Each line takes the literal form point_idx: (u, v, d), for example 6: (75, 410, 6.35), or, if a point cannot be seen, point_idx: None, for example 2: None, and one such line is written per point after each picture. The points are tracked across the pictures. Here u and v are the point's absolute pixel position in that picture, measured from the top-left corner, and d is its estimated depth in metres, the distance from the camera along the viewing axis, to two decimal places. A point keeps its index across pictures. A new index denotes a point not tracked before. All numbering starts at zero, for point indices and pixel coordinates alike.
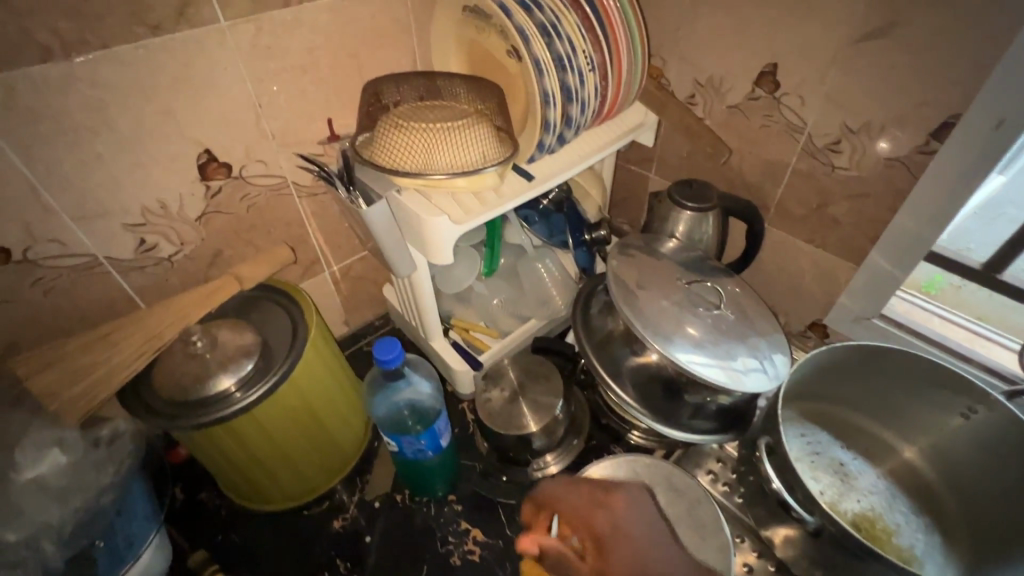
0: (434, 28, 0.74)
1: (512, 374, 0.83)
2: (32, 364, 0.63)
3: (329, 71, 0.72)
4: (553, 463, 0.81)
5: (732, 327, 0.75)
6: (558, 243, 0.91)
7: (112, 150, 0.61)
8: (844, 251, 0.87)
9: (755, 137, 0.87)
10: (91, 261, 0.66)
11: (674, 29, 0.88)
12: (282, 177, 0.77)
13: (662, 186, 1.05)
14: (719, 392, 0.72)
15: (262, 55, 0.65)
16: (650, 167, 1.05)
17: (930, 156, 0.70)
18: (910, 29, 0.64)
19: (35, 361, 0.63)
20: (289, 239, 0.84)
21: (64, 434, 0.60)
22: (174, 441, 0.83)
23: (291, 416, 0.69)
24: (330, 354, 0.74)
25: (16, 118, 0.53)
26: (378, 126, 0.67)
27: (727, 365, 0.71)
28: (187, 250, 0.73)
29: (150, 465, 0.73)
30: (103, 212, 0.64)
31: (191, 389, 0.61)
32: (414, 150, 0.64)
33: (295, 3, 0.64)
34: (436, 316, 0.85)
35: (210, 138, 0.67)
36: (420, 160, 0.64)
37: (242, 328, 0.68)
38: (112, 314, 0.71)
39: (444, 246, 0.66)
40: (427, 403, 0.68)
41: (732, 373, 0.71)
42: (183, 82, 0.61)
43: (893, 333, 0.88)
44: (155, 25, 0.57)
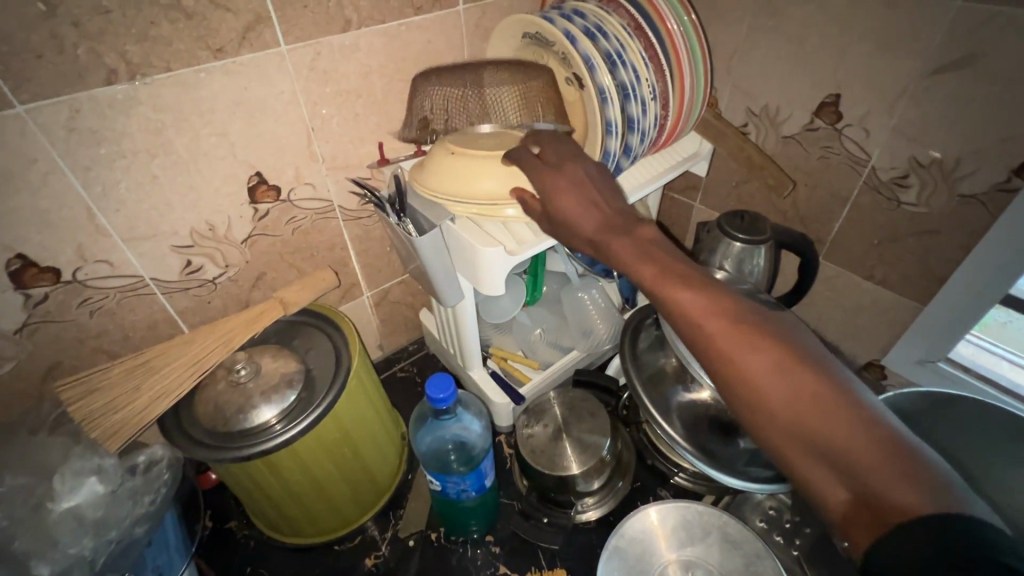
0: (489, 54, 0.73)
1: (555, 409, 0.80)
2: (76, 388, 0.61)
3: (382, 95, 0.71)
4: (593, 508, 0.78)
5: None
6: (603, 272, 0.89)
7: (167, 172, 0.60)
8: (908, 290, 0.81)
9: (813, 169, 0.83)
10: (138, 283, 0.65)
11: (729, 58, 0.86)
12: (328, 201, 0.76)
13: (709, 216, 1.02)
14: None
15: (318, 79, 0.65)
16: (697, 196, 1.02)
17: (1012, 195, 0.64)
18: (994, 61, 0.60)
19: (78, 385, 0.62)
20: (331, 262, 0.82)
21: (104, 461, 0.60)
22: (205, 466, 0.81)
23: (330, 449, 0.66)
24: (370, 384, 0.72)
25: (78, 139, 0.53)
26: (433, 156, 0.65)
27: None
28: (231, 272, 0.72)
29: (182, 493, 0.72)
30: (153, 233, 0.63)
31: (233, 420, 0.59)
32: (460, 180, 0.61)
33: (354, 28, 0.64)
34: (477, 344, 0.83)
35: (262, 161, 0.66)
36: (466, 189, 0.61)
37: (286, 355, 0.66)
38: (155, 336, 0.70)
39: (495, 277, 0.64)
40: (472, 441, 0.64)
41: None
42: (240, 105, 0.61)
43: (961, 380, 0.82)
44: (218, 49, 0.56)
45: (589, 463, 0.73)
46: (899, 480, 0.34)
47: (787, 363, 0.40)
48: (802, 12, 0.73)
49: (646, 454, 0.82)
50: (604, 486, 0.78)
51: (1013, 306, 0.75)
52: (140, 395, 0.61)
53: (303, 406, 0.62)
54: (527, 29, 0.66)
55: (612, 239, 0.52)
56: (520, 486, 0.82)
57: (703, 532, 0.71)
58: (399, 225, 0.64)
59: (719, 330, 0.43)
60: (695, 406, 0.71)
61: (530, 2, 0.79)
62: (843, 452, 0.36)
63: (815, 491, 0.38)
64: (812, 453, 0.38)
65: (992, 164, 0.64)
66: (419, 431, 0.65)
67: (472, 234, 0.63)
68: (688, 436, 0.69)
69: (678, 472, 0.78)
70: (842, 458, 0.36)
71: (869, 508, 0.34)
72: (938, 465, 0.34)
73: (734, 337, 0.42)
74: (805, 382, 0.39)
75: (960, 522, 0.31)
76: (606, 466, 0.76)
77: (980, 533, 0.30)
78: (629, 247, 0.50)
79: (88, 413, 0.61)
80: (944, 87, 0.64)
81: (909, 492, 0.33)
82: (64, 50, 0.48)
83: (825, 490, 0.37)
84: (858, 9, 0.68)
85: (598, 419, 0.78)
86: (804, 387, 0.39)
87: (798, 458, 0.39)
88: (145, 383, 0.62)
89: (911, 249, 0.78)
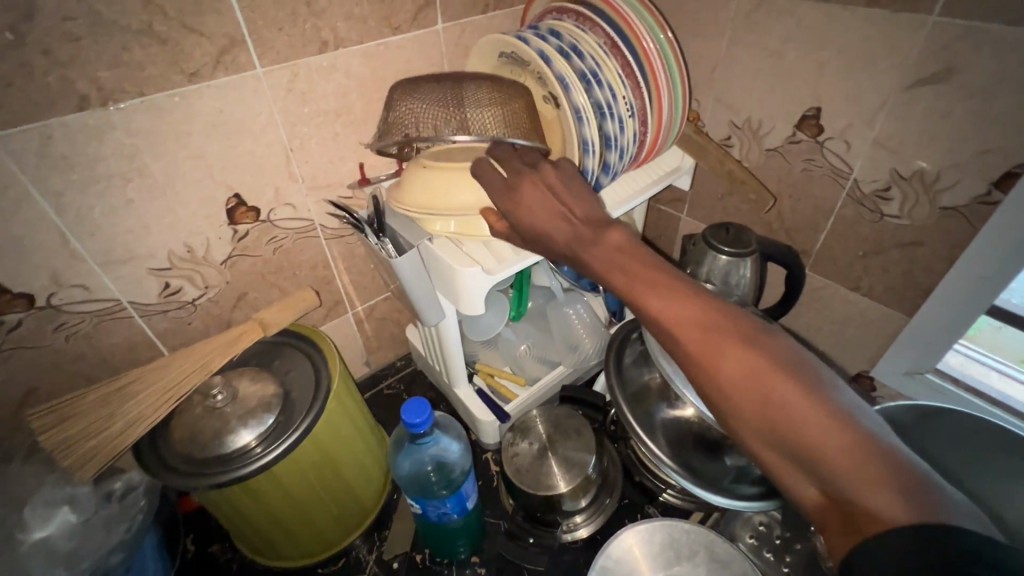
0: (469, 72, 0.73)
1: (540, 427, 0.79)
2: (50, 416, 0.60)
3: (361, 115, 0.71)
4: (582, 526, 0.77)
5: None
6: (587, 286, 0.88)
7: (143, 196, 0.60)
8: (893, 302, 0.81)
9: (796, 181, 0.83)
10: (115, 306, 0.64)
11: (710, 71, 0.86)
12: (309, 220, 0.75)
13: (695, 228, 1.02)
14: None
15: (295, 100, 0.65)
16: (683, 209, 1.02)
17: (992, 207, 0.64)
18: (970, 75, 0.60)
19: (52, 413, 0.60)
20: (314, 281, 0.82)
21: (75, 491, 0.60)
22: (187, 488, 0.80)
23: (311, 472, 0.65)
24: (353, 405, 0.71)
25: (50, 166, 0.53)
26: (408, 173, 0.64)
27: None
28: (211, 293, 0.72)
29: (161, 517, 0.72)
30: (130, 256, 0.62)
31: (210, 446, 0.59)
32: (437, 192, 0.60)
33: (330, 49, 0.64)
34: (462, 361, 0.82)
35: (240, 182, 0.66)
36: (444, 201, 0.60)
37: (265, 378, 0.65)
38: (134, 359, 0.70)
39: (475, 296, 0.63)
40: (455, 462, 0.64)
41: None
42: (216, 127, 0.61)
43: (949, 391, 0.81)
44: (192, 72, 0.56)
45: (575, 482, 0.72)
46: (871, 488, 0.33)
47: (759, 369, 0.39)
48: (781, 27, 0.73)
49: (633, 470, 0.81)
50: (591, 504, 0.77)
51: (998, 317, 0.74)
52: (116, 420, 0.61)
53: (285, 429, 0.61)
54: (503, 49, 0.66)
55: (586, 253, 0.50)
56: (506, 505, 0.81)
57: (690, 551, 0.70)
58: (377, 246, 0.63)
59: (691, 338, 0.42)
60: (678, 423, 0.71)
61: (509, 20, 0.79)
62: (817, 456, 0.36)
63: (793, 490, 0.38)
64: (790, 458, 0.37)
65: (972, 176, 0.64)
66: (397, 455, 0.64)
67: (452, 255, 0.63)
68: (672, 453, 0.69)
69: (665, 488, 0.77)
70: (819, 464, 0.36)
71: (845, 510, 0.35)
72: (914, 463, 0.34)
73: (706, 345, 0.41)
74: (778, 389, 0.38)
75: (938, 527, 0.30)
76: (592, 484, 0.76)
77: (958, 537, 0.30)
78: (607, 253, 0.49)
79: (62, 439, 0.60)
80: (922, 101, 0.64)
81: (882, 495, 0.33)
82: (34, 78, 0.48)
83: (801, 489, 0.38)
84: (835, 24, 0.68)
85: (584, 437, 0.77)
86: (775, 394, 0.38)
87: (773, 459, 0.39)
88: (121, 408, 0.61)
89: (894, 261, 0.78)
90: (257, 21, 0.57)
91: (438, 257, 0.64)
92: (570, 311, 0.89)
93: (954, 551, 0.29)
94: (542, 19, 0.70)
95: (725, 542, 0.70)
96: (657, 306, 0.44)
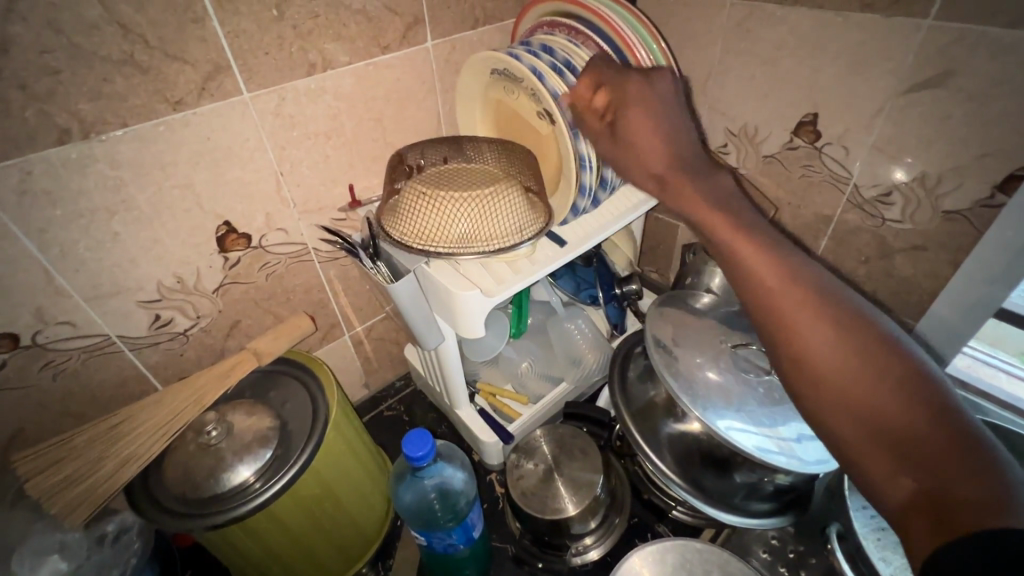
0: (461, 84, 0.72)
1: (546, 448, 0.77)
2: (35, 460, 0.58)
3: (353, 136, 0.70)
4: (592, 547, 0.75)
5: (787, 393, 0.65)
6: (586, 299, 0.87)
7: (130, 228, 0.58)
8: (898, 307, 0.80)
9: (795, 188, 0.82)
10: (104, 341, 0.62)
11: (704, 79, 0.85)
12: (303, 244, 0.74)
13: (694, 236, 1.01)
14: (776, 471, 0.62)
15: (284, 124, 0.63)
16: None
17: (996, 210, 0.63)
18: (968, 79, 0.59)
19: (38, 457, 0.58)
20: (309, 305, 0.80)
21: (65, 537, 0.60)
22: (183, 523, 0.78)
23: (311, 505, 0.63)
24: (352, 433, 0.70)
25: (31, 202, 0.51)
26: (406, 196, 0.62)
27: (777, 435, 0.62)
28: (203, 323, 0.70)
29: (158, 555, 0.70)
30: (118, 290, 0.60)
31: (204, 485, 0.57)
32: (435, 222, 0.60)
33: (319, 71, 0.63)
34: (463, 383, 0.80)
35: (229, 210, 0.64)
36: (441, 231, 0.60)
37: (260, 411, 0.63)
38: (125, 394, 0.68)
39: (474, 319, 0.62)
40: (458, 490, 0.62)
41: (786, 444, 0.61)
42: (203, 155, 0.59)
43: (959, 395, 0.80)
44: (176, 100, 0.55)
45: (583, 504, 0.71)
46: (976, 480, 0.29)
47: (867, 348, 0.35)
48: (774, 33, 0.72)
49: (641, 488, 0.80)
50: (600, 525, 0.75)
51: (1006, 319, 0.73)
52: (109, 460, 0.59)
53: (283, 463, 0.59)
54: (494, 66, 0.65)
55: (689, 179, 0.46)
56: (513, 528, 0.79)
57: (703, 571, 0.68)
58: (372, 270, 0.63)
59: (787, 297, 0.38)
60: (685, 437, 0.68)
61: (500, 35, 0.78)
62: (918, 446, 0.31)
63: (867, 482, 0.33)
64: (880, 445, 0.32)
65: (974, 179, 0.63)
66: (398, 487, 0.62)
67: (449, 280, 0.61)
68: (677, 468, 0.68)
69: (674, 506, 0.76)
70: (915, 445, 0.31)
71: (939, 509, 0.29)
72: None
73: (804, 308, 0.37)
74: (885, 364, 0.34)
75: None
76: (601, 505, 0.74)
77: None
78: (699, 194, 0.45)
79: (54, 482, 0.58)
80: (920, 105, 0.63)
81: (990, 496, 0.28)
82: (10, 114, 0.47)
83: (883, 485, 0.32)
84: (830, 30, 0.67)
85: (591, 456, 0.75)
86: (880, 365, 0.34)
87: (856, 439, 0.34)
88: (114, 447, 0.59)
89: (898, 265, 0.77)
90: (242, 46, 0.56)
91: (435, 281, 0.63)
92: (572, 326, 0.88)
93: None
94: (533, 35, 0.69)
95: (738, 561, 0.68)
96: (750, 258, 0.40)
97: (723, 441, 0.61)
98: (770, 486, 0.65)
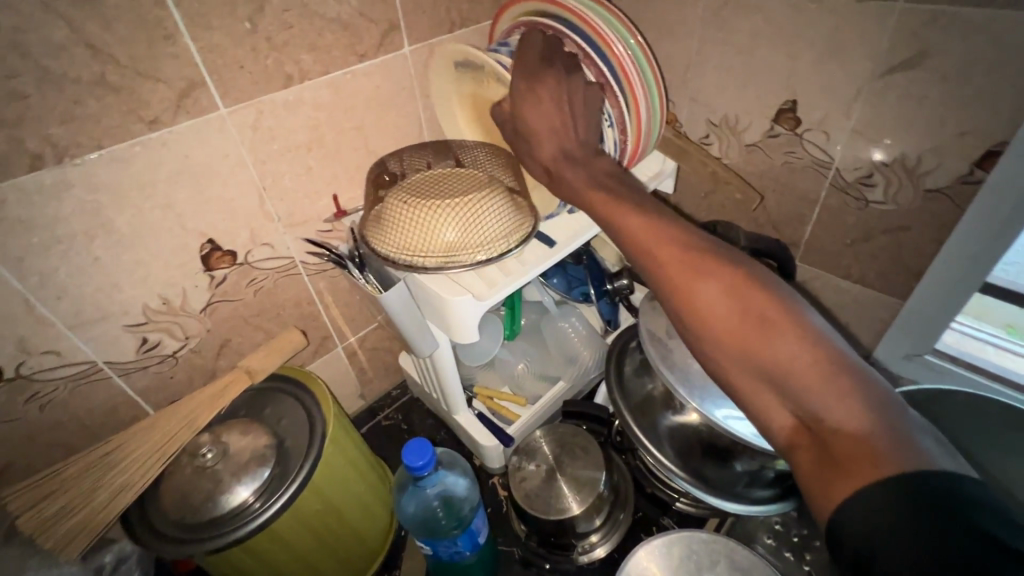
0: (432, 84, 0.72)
1: (546, 448, 0.77)
2: (28, 494, 0.57)
3: (334, 146, 0.69)
4: (598, 545, 0.75)
5: None
6: (578, 297, 0.86)
7: (111, 252, 0.57)
8: (886, 287, 0.81)
9: (778, 175, 0.83)
10: (91, 369, 0.61)
11: (683, 72, 0.85)
12: (289, 258, 0.73)
13: None
14: (777, 458, 0.63)
15: (263, 138, 0.62)
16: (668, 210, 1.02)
17: (976, 186, 0.64)
18: (942, 59, 0.59)
19: (31, 490, 0.57)
20: (299, 319, 0.79)
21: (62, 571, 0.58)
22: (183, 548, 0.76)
23: (312, 522, 0.63)
24: (351, 446, 0.69)
25: (7, 231, 0.50)
26: (389, 205, 0.62)
27: None
28: (192, 343, 0.69)
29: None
30: (102, 315, 0.59)
31: (202, 509, 0.56)
32: (422, 230, 0.59)
33: (295, 83, 0.62)
34: (459, 388, 0.80)
35: (213, 227, 0.63)
36: (429, 239, 0.59)
37: (255, 430, 0.62)
38: (116, 421, 0.66)
39: (467, 324, 0.62)
40: (461, 498, 0.62)
41: None
42: (183, 173, 0.58)
43: (950, 371, 0.81)
44: (152, 119, 0.54)
45: (586, 502, 0.70)
46: (841, 409, 0.34)
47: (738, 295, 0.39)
48: (749, 23, 0.73)
49: (644, 482, 0.80)
50: (606, 522, 0.75)
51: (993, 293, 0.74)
52: (103, 489, 0.58)
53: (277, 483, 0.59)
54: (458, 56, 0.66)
55: (566, 167, 0.56)
56: (518, 531, 0.79)
57: (709, 562, 0.68)
58: (362, 281, 0.63)
59: (675, 267, 0.43)
60: (685, 429, 0.68)
61: (477, 37, 0.77)
62: (795, 385, 0.36)
63: (762, 418, 0.39)
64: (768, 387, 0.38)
65: (953, 157, 0.64)
66: (400, 498, 0.62)
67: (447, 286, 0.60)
68: (679, 461, 0.68)
69: (677, 498, 0.76)
70: (792, 384, 0.36)
71: (818, 436, 0.35)
72: (883, 389, 0.35)
73: (691, 268, 0.42)
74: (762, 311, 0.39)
75: (915, 465, 0.31)
76: (605, 502, 0.74)
77: (935, 472, 0.30)
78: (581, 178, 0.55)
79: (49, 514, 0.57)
80: (896, 87, 0.64)
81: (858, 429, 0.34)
82: None
83: (773, 416, 0.38)
84: (804, 18, 0.67)
85: (592, 454, 0.75)
86: (758, 314, 0.39)
87: (750, 383, 0.39)
88: (106, 477, 0.58)
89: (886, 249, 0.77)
90: (216, 61, 0.55)
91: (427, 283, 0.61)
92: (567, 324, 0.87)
93: (938, 485, 0.30)
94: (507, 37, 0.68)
95: (744, 549, 0.68)
96: (647, 238, 0.46)
97: (722, 431, 0.61)
98: (771, 473, 0.65)
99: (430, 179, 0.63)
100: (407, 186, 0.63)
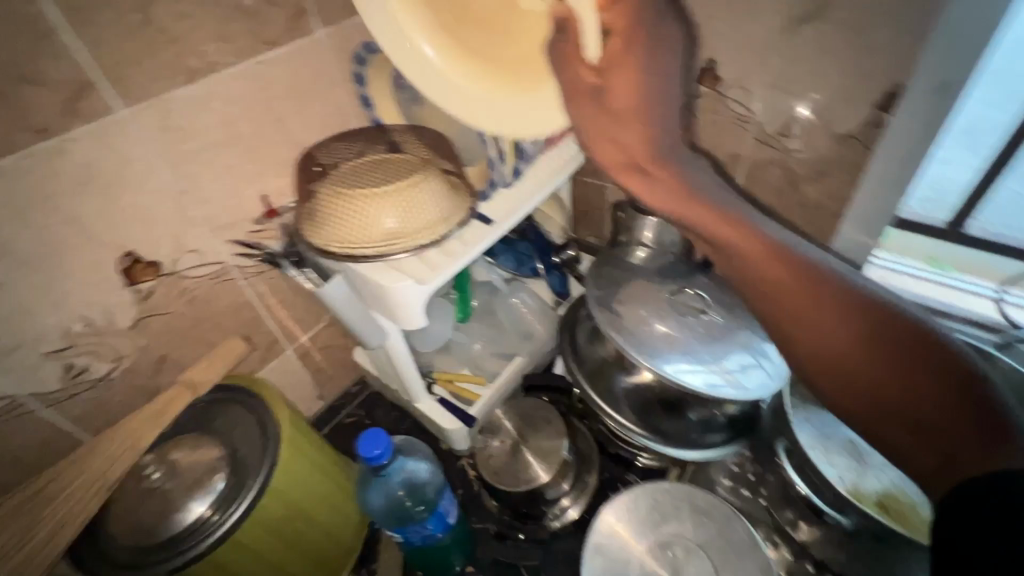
0: None
1: (508, 424, 0.77)
2: None
3: (255, 142, 0.66)
4: (570, 508, 0.77)
5: (726, 331, 0.68)
6: (528, 273, 0.88)
7: (15, 276, 0.53)
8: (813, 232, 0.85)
9: (707, 133, 0.85)
10: (13, 402, 0.58)
11: None
12: (221, 263, 0.70)
13: None
14: (725, 402, 0.66)
15: (173, 139, 0.59)
16: None
17: (882, 127, 0.68)
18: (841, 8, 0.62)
19: None
20: (242, 326, 0.76)
21: None
22: None
23: (277, 528, 0.61)
24: (311, 446, 0.67)
25: None
26: (322, 198, 0.60)
27: (722, 370, 0.65)
28: (125, 363, 0.65)
29: None
30: (16, 344, 0.55)
31: (157, 528, 0.55)
32: (359, 222, 0.58)
33: (201, 77, 0.58)
34: (417, 376, 0.79)
35: (130, 239, 0.60)
36: (369, 230, 0.58)
37: (204, 443, 0.61)
38: (51, 453, 0.63)
39: (413, 309, 0.60)
40: (426, 481, 0.62)
41: (730, 376, 0.65)
42: (86, 184, 0.54)
43: None
44: (40, 127, 0.50)
45: (553, 469, 0.73)
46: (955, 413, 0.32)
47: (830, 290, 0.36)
48: None
49: (607, 444, 0.83)
50: (574, 486, 0.78)
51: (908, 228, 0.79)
52: (43, 524, 0.55)
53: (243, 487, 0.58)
54: None
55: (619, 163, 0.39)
56: (490, 507, 0.81)
57: (673, 509, 0.72)
58: (300, 277, 0.63)
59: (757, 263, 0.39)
60: (639, 388, 0.70)
61: None
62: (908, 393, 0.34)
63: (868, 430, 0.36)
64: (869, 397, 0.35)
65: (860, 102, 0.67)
66: (365, 492, 0.61)
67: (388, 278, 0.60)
68: (638, 419, 0.71)
69: (639, 454, 0.79)
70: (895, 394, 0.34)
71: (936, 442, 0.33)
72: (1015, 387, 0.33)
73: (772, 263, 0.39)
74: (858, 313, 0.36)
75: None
76: (570, 467, 0.76)
77: None
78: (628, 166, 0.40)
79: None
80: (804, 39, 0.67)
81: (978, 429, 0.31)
82: None
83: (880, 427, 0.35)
84: None
85: (554, 424, 0.77)
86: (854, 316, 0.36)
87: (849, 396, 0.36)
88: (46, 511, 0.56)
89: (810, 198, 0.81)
90: (106, 59, 0.51)
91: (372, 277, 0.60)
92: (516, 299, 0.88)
93: None
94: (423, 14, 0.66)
95: (703, 492, 0.72)
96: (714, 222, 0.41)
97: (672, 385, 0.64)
98: (722, 417, 0.69)
99: (362, 168, 0.62)
100: (339, 178, 0.62)
